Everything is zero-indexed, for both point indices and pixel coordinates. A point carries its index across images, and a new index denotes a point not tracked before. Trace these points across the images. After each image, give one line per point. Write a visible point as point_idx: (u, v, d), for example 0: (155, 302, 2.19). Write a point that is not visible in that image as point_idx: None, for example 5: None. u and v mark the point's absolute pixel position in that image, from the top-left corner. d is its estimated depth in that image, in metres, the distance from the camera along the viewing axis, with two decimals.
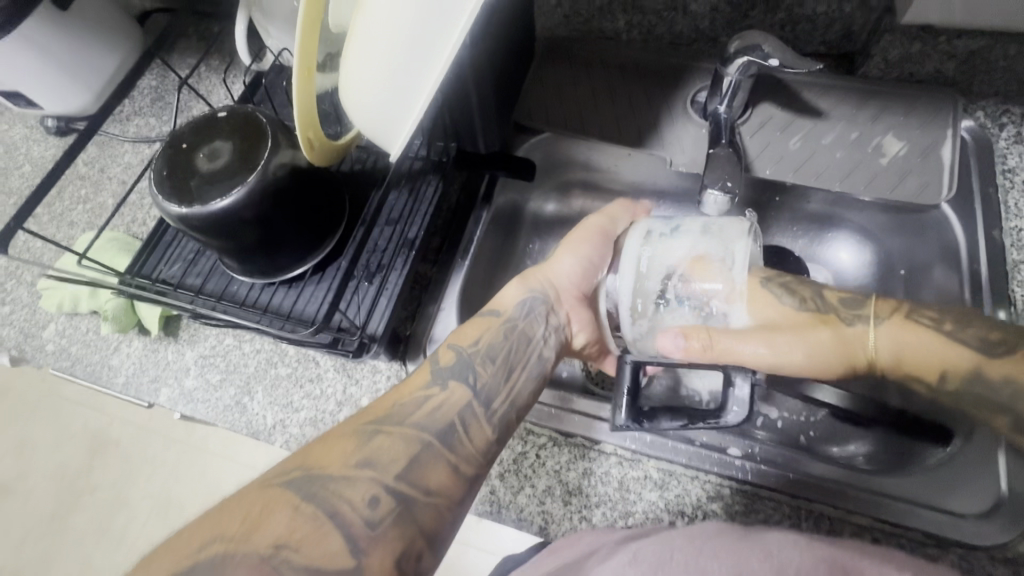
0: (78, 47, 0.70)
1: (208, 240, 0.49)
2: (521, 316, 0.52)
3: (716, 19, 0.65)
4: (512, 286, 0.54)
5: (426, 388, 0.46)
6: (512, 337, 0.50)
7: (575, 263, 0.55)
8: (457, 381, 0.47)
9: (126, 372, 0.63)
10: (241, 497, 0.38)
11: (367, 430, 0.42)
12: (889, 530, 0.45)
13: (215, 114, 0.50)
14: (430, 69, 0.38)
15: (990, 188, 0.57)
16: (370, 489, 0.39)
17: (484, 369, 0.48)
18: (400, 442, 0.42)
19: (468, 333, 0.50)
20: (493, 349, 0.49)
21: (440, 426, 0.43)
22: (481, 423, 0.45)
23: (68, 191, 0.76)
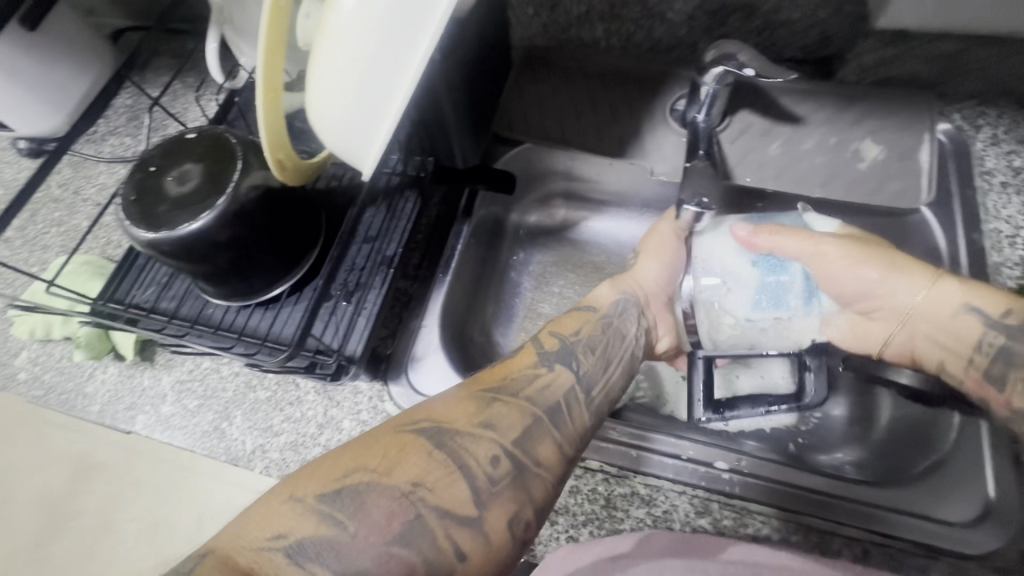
0: (49, 66, 0.69)
1: (181, 264, 0.47)
2: (617, 313, 0.50)
3: (693, 25, 0.64)
4: (603, 287, 0.54)
5: (534, 367, 0.44)
6: (612, 331, 0.49)
7: (660, 267, 0.54)
8: (563, 365, 0.45)
9: (100, 400, 0.61)
10: (374, 438, 0.38)
11: (485, 396, 0.41)
12: (879, 542, 0.45)
13: (185, 134, 0.49)
14: (401, 78, 0.36)
15: (969, 190, 0.57)
16: (492, 448, 0.38)
17: (587, 360, 0.46)
18: (516, 412, 0.40)
19: (568, 323, 0.49)
20: (594, 340, 0.48)
21: (549, 404, 0.42)
22: (583, 406, 0.43)
23: (41, 214, 0.74)
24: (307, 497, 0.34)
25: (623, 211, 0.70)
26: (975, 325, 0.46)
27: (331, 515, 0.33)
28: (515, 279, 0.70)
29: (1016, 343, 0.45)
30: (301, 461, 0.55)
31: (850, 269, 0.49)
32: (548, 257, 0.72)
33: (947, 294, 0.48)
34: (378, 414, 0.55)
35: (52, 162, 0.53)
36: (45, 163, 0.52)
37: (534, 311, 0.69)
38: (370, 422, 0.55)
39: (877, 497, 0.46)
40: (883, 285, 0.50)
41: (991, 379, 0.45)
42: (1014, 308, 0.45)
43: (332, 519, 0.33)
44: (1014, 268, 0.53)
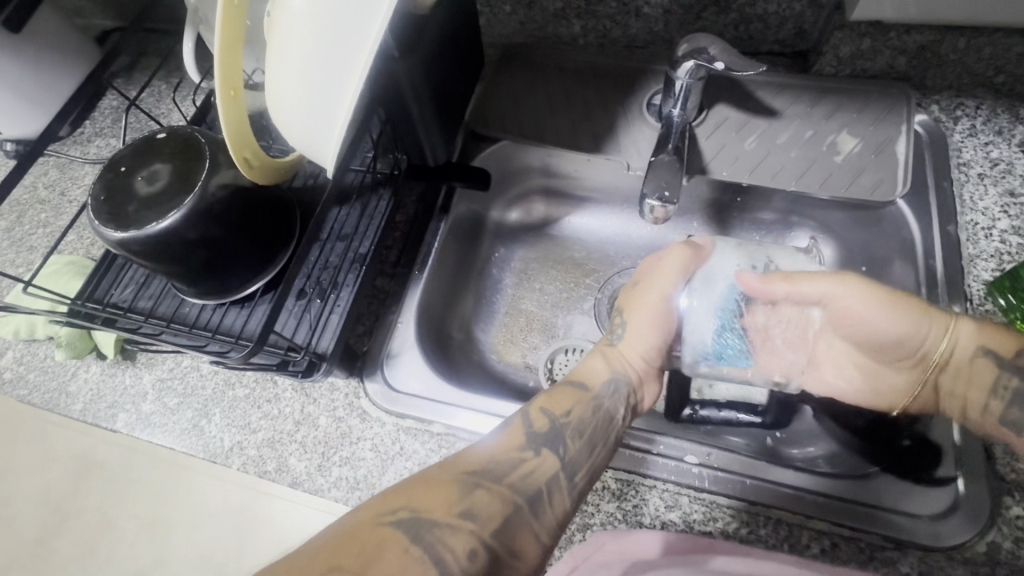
0: (32, 69, 0.70)
1: (152, 263, 0.48)
2: (609, 394, 0.48)
3: (669, 21, 0.65)
4: (593, 363, 0.50)
5: (520, 450, 0.43)
6: (602, 415, 0.47)
7: (651, 339, 0.50)
8: (549, 449, 0.44)
9: (83, 399, 0.62)
10: (350, 534, 0.36)
11: (467, 480, 0.40)
12: (848, 535, 0.44)
13: (155, 135, 0.49)
14: (354, 63, 0.37)
15: (945, 182, 0.56)
16: (470, 542, 0.37)
17: (574, 445, 0.44)
18: (497, 500, 0.39)
19: (562, 401, 0.47)
20: (584, 423, 0.46)
21: (531, 492, 0.41)
22: (565, 496, 0.42)
23: (28, 215, 0.74)
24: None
25: (603, 206, 0.71)
26: (989, 366, 0.44)
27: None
28: (496, 275, 0.71)
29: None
30: (277, 457, 0.55)
31: (875, 317, 0.47)
32: (530, 253, 0.72)
33: (967, 335, 0.45)
34: (354, 411, 0.56)
35: (27, 163, 0.53)
36: (20, 164, 0.53)
37: (514, 308, 0.69)
38: (346, 419, 0.56)
39: (846, 492, 0.46)
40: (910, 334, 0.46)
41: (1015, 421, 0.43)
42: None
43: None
44: (989, 260, 0.53)
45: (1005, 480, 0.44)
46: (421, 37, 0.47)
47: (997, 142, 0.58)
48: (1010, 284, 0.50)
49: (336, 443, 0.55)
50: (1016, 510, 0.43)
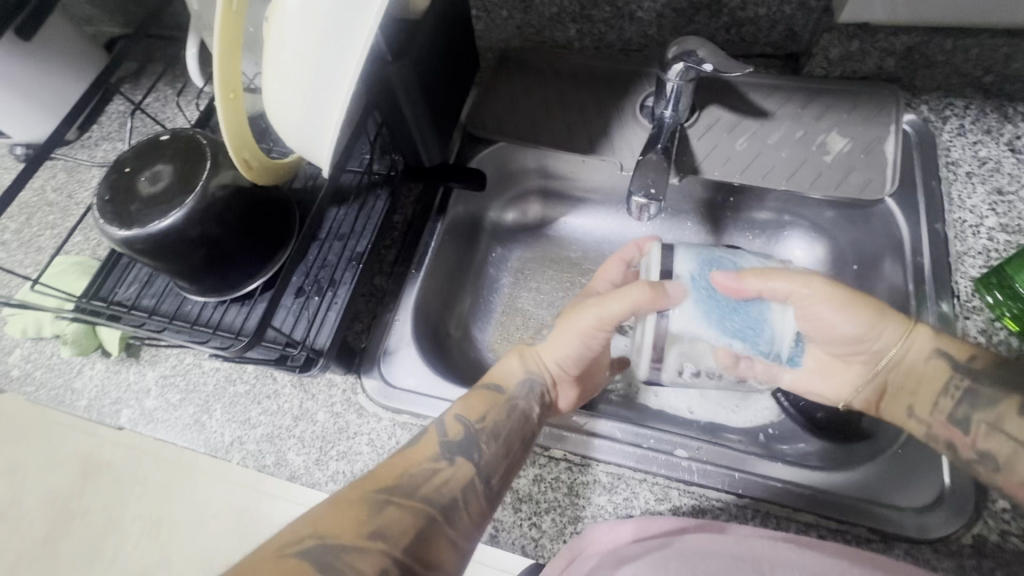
0: (41, 74, 0.71)
1: (154, 261, 0.49)
2: (523, 396, 0.49)
3: (662, 25, 0.66)
4: (510, 364, 0.52)
5: (433, 460, 0.44)
6: (516, 418, 0.48)
7: (577, 348, 0.51)
8: (464, 457, 0.45)
9: (87, 395, 0.63)
10: (257, 563, 0.36)
11: (377, 498, 0.41)
12: (835, 527, 0.45)
13: (158, 137, 0.51)
14: (347, 62, 0.39)
15: (933, 181, 0.57)
16: (380, 560, 0.38)
17: (488, 451, 0.46)
18: (408, 514, 0.41)
19: (476, 406, 0.48)
20: (498, 427, 0.47)
21: (443, 502, 0.42)
22: (480, 498, 0.44)
23: (37, 217, 0.76)
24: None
25: (599, 206, 0.72)
26: (941, 370, 0.46)
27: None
28: (493, 274, 0.72)
29: (981, 388, 0.45)
30: (276, 452, 0.56)
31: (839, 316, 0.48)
32: (527, 253, 0.73)
33: (922, 342, 0.47)
34: (351, 407, 0.57)
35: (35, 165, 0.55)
36: (28, 166, 0.54)
37: (511, 307, 0.70)
38: (343, 414, 0.57)
39: (833, 486, 0.47)
40: (868, 333, 0.49)
41: (956, 421, 0.45)
42: (976, 354, 0.46)
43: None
44: (977, 257, 0.53)
45: None
46: (414, 41, 0.49)
47: (986, 141, 0.59)
48: (998, 281, 0.50)
49: (334, 438, 0.56)
50: (1001, 504, 0.43)
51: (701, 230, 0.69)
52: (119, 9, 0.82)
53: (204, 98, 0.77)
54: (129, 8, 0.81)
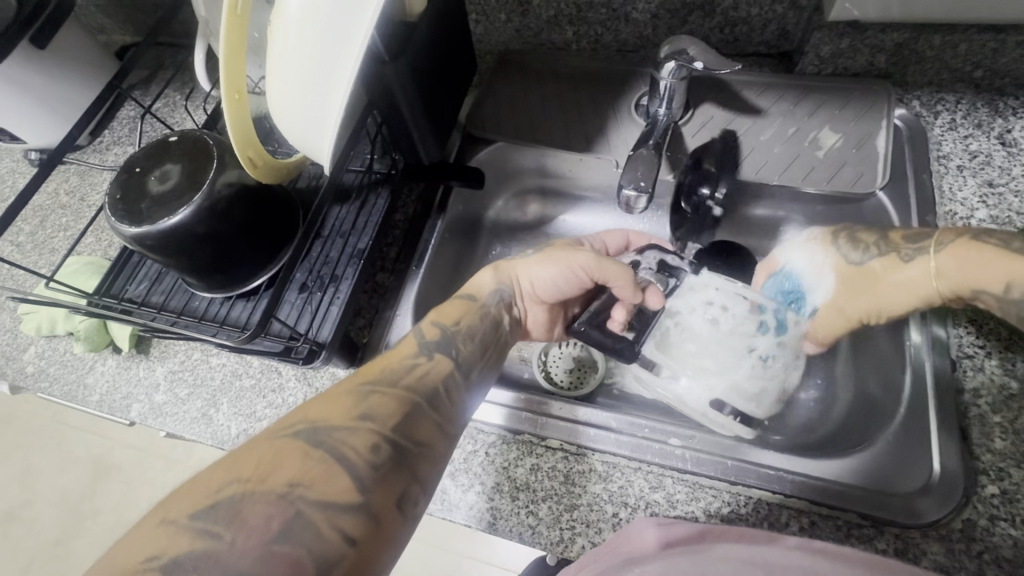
0: (55, 82, 0.74)
1: (163, 257, 0.51)
2: (495, 303, 0.54)
3: (656, 25, 0.67)
4: (485, 275, 0.56)
5: (414, 357, 0.47)
6: (489, 322, 0.52)
7: (549, 278, 0.55)
8: (442, 354, 0.48)
9: (99, 390, 0.65)
10: (252, 448, 0.37)
11: (363, 389, 0.42)
12: (827, 514, 0.46)
13: (167, 138, 0.53)
14: (346, 60, 0.40)
15: (924, 175, 0.58)
16: (371, 438, 0.38)
17: (466, 346, 0.49)
18: (394, 400, 0.42)
19: (450, 313, 0.52)
20: (473, 329, 0.51)
21: (427, 390, 0.44)
22: (459, 390, 0.46)
23: (50, 219, 0.78)
24: (180, 517, 0.33)
25: (594, 203, 0.73)
26: None
27: (206, 531, 0.32)
28: None
29: None
30: None
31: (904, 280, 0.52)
32: (526, 250, 0.74)
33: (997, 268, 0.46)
34: None
35: (50, 167, 0.57)
36: (43, 169, 0.56)
37: None
38: None
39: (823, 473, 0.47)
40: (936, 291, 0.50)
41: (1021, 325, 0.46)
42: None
43: (209, 533, 0.32)
44: None
45: (979, 460, 0.45)
46: (409, 43, 0.51)
47: (977, 134, 0.59)
48: None
49: None
50: (991, 489, 0.44)
51: None
52: (129, 18, 0.84)
53: (211, 102, 0.79)
54: (139, 17, 0.84)
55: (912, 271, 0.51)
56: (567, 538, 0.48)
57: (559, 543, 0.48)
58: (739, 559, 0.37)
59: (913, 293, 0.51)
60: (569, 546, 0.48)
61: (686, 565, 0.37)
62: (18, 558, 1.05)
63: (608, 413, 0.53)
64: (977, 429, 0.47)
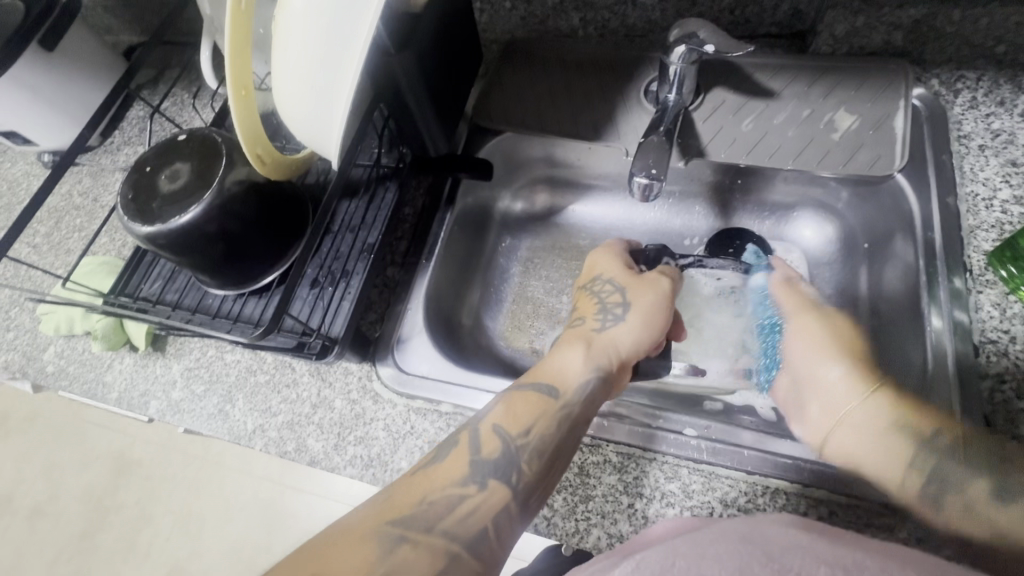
0: (65, 84, 0.74)
1: (176, 256, 0.51)
2: (579, 399, 0.48)
3: (664, 9, 0.66)
4: (572, 354, 0.50)
5: (462, 484, 0.44)
6: (566, 427, 0.47)
7: (643, 339, 0.52)
8: (496, 480, 0.44)
9: (118, 388, 0.66)
10: None
11: (390, 532, 0.41)
12: (845, 502, 0.46)
13: (177, 137, 0.53)
14: (353, 50, 0.40)
15: (944, 155, 0.56)
16: None
17: (530, 469, 0.45)
18: (426, 553, 0.40)
19: (520, 415, 0.46)
20: (543, 442, 0.46)
21: (470, 535, 0.42)
22: (512, 522, 0.43)
23: (65, 220, 0.79)
24: None
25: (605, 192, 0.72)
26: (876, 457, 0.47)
27: None
28: (503, 264, 0.73)
29: None
30: (297, 438, 0.58)
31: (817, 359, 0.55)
32: (537, 242, 0.74)
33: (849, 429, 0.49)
34: (367, 393, 0.59)
35: (61, 169, 0.57)
36: (56, 170, 0.57)
37: (522, 295, 0.71)
38: (360, 401, 0.58)
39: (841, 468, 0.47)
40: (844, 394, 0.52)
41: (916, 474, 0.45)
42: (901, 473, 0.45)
43: None
44: (989, 230, 0.53)
45: None
46: (415, 34, 0.50)
47: (999, 113, 0.58)
48: (1010, 254, 0.49)
49: (351, 424, 0.58)
50: None
51: (709, 213, 0.69)
52: (135, 17, 0.84)
53: (218, 100, 0.79)
54: (145, 16, 0.84)
55: (849, 394, 0.52)
56: (582, 529, 0.48)
57: (574, 535, 0.48)
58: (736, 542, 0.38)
59: (816, 384, 0.55)
60: (585, 537, 0.48)
61: (684, 547, 0.38)
62: (44, 552, 1.07)
63: (621, 404, 0.53)
64: (1001, 416, 0.46)
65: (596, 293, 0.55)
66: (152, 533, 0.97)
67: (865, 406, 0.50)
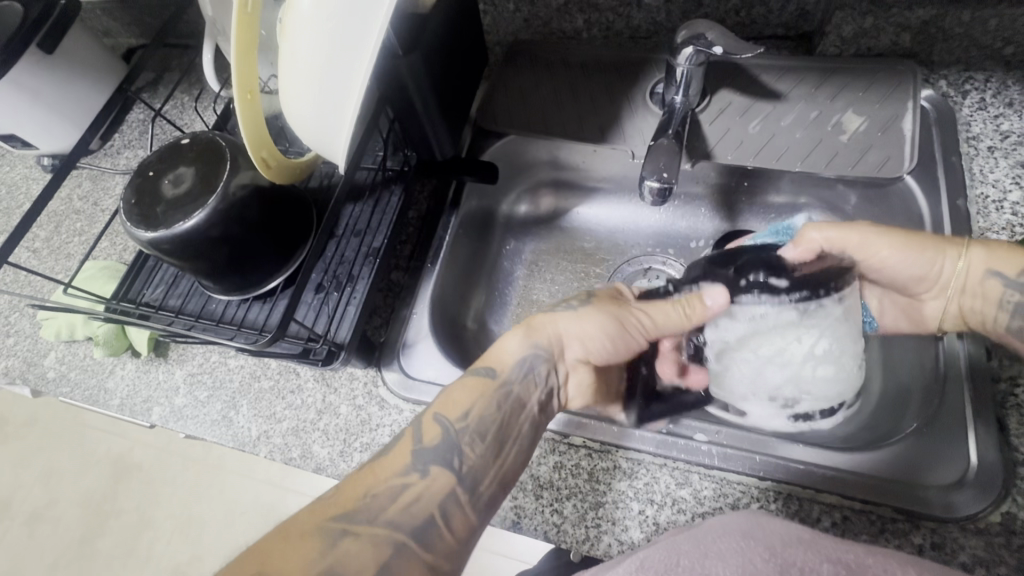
0: (65, 87, 0.73)
1: (179, 261, 0.50)
2: (519, 378, 0.48)
3: (670, 10, 0.65)
4: (512, 338, 0.50)
5: (405, 474, 0.43)
6: (506, 407, 0.47)
7: (591, 332, 0.50)
8: (439, 466, 0.43)
9: (120, 394, 0.65)
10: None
11: (335, 527, 0.39)
12: (859, 508, 0.45)
13: (180, 141, 0.52)
14: (366, 47, 0.39)
15: (954, 157, 0.56)
16: None
17: (471, 451, 0.44)
18: (369, 546, 0.39)
19: (457, 401, 0.46)
20: (482, 423, 0.45)
21: (416, 523, 0.41)
22: (465, 510, 0.43)
23: (65, 224, 0.79)
24: None
25: (611, 195, 0.72)
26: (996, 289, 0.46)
27: None
28: (508, 267, 0.72)
29: None
30: (302, 445, 0.58)
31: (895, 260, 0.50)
32: (542, 245, 0.73)
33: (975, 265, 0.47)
34: (373, 399, 0.58)
35: (63, 174, 0.57)
36: (57, 175, 0.56)
37: (527, 299, 0.70)
38: (365, 407, 0.58)
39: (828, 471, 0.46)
40: (931, 268, 0.49)
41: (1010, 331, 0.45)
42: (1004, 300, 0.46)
43: None
44: (1001, 232, 0.52)
45: (1018, 451, 0.44)
46: (422, 36, 0.50)
47: (1007, 114, 0.57)
48: None
49: (357, 430, 0.57)
50: None
51: (715, 215, 0.68)
52: (135, 20, 0.84)
53: (219, 103, 0.79)
54: (145, 18, 0.83)
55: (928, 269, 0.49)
56: (592, 536, 0.48)
57: (585, 542, 0.47)
58: (741, 541, 0.38)
59: (911, 276, 0.50)
60: (595, 544, 0.47)
61: (687, 547, 0.39)
62: (43, 558, 1.06)
63: (629, 409, 0.52)
64: (1015, 419, 0.46)
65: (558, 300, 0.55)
66: (153, 538, 0.96)
67: (964, 261, 0.47)
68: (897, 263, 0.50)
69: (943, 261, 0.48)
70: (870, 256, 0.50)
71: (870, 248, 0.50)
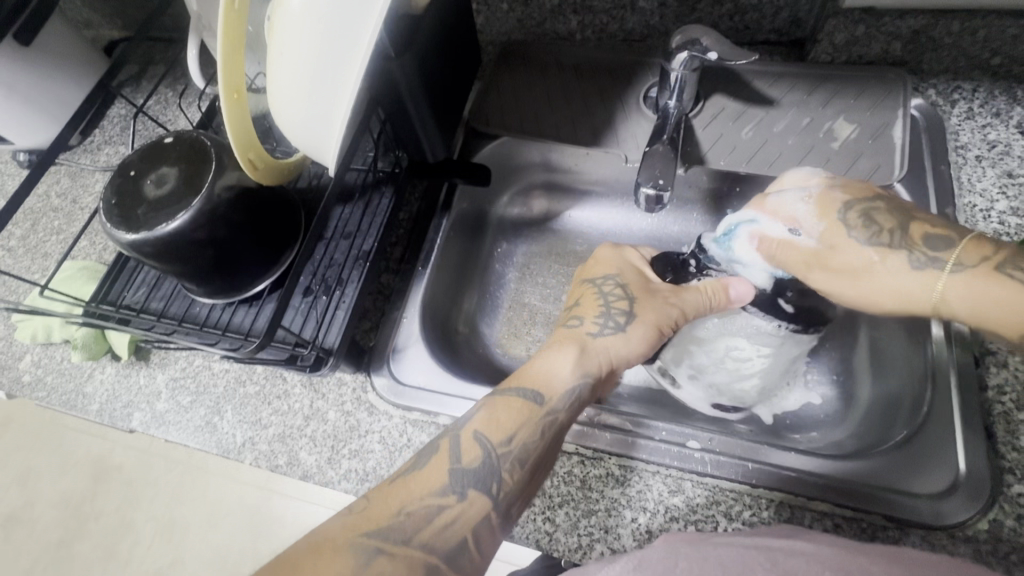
0: (43, 83, 0.71)
1: (162, 264, 0.49)
2: (566, 408, 0.45)
3: (664, 14, 0.65)
4: (563, 361, 0.48)
5: (441, 494, 0.41)
6: (550, 436, 0.44)
7: (635, 352, 0.49)
8: (477, 490, 0.42)
9: (99, 399, 0.63)
10: None
11: (368, 545, 0.38)
12: (850, 516, 0.45)
13: (163, 140, 0.51)
14: (359, 45, 0.38)
15: (942, 166, 0.57)
16: None
17: (511, 478, 0.42)
18: (403, 566, 0.38)
19: (503, 423, 0.44)
20: (526, 451, 0.43)
21: (451, 546, 0.39)
22: (495, 531, 0.42)
23: (42, 222, 0.76)
24: None
25: (604, 199, 0.71)
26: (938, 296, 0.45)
27: None
28: (499, 271, 0.71)
29: None
30: (288, 452, 0.56)
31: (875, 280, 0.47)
32: (534, 248, 0.72)
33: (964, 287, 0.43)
34: (361, 405, 0.57)
35: (39, 173, 0.55)
36: (32, 174, 0.54)
37: (518, 302, 0.69)
38: (354, 412, 0.57)
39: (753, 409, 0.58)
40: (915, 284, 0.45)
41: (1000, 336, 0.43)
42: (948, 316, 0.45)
43: None
44: None
45: (1005, 458, 0.45)
46: (415, 37, 0.49)
47: (994, 123, 0.58)
48: None
49: (345, 437, 0.56)
50: (1017, 488, 0.44)
51: (706, 221, 0.68)
52: (116, 12, 0.81)
53: (204, 100, 0.77)
54: (128, 11, 0.81)
55: (918, 276, 0.45)
56: (585, 545, 0.47)
57: (577, 550, 0.47)
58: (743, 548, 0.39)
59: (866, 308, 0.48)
60: (587, 553, 0.47)
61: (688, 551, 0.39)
62: None
63: (622, 416, 0.52)
64: (1002, 427, 0.46)
65: (601, 292, 0.52)
66: None
67: (947, 281, 0.44)
68: (848, 250, 0.47)
69: (922, 292, 0.45)
70: (828, 253, 0.48)
71: (838, 239, 0.48)
